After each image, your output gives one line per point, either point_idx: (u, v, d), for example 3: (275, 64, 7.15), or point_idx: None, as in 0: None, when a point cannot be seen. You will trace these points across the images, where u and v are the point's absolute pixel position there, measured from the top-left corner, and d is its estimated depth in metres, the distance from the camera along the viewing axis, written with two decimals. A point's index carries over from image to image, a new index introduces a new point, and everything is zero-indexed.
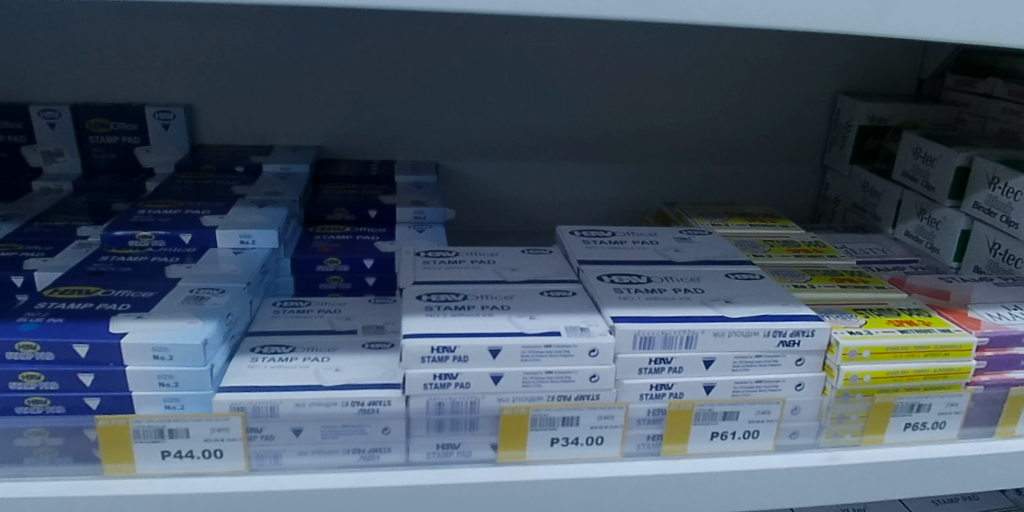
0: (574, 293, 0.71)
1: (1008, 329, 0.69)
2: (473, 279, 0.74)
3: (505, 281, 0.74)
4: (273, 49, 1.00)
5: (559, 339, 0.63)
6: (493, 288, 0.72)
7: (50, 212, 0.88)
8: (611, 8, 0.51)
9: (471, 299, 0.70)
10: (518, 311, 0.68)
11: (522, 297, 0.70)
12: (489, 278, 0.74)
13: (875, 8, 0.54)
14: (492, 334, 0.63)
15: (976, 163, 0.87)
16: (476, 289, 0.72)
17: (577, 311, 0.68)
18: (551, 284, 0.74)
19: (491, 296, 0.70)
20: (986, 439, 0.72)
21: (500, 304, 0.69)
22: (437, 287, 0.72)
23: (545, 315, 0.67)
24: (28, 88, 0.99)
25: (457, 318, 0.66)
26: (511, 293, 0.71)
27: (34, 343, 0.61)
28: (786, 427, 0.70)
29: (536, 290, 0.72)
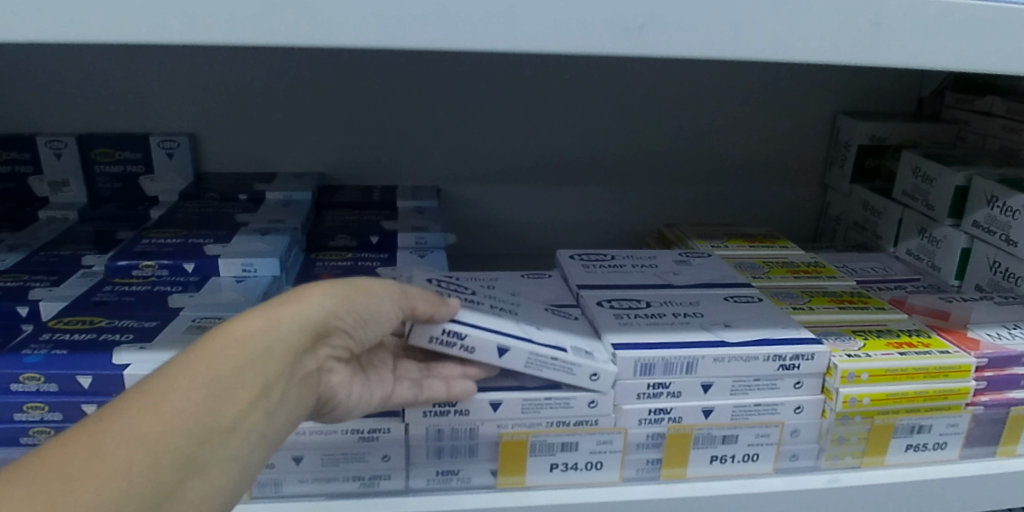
0: (578, 319, 0.71)
1: (1008, 349, 0.69)
2: (481, 291, 0.73)
3: (513, 297, 0.73)
4: (276, 78, 1.02)
5: (567, 354, 0.63)
6: (500, 299, 0.72)
7: (55, 242, 0.89)
8: (606, 41, 0.52)
9: (482, 306, 0.69)
10: (527, 323, 0.67)
11: (531, 312, 0.70)
12: (496, 293, 0.73)
13: (867, 38, 0.55)
14: (503, 332, 0.63)
15: (975, 183, 0.87)
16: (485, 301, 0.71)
17: (585, 336, 0.67)
18: (555, 308, 0.73)
19: (501, 305, 0.70)
20: (988, 458, 0.72)
21: (511, 315, 0.68)
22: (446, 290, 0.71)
23: (552, 332, 0.66)
24: (35, 120, 1.01)
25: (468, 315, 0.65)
26: (519, 307, 0.70)
27: (38, 374, 0.62)
28: (785, 450, 0.70)
29: (544, 309, 0.71)
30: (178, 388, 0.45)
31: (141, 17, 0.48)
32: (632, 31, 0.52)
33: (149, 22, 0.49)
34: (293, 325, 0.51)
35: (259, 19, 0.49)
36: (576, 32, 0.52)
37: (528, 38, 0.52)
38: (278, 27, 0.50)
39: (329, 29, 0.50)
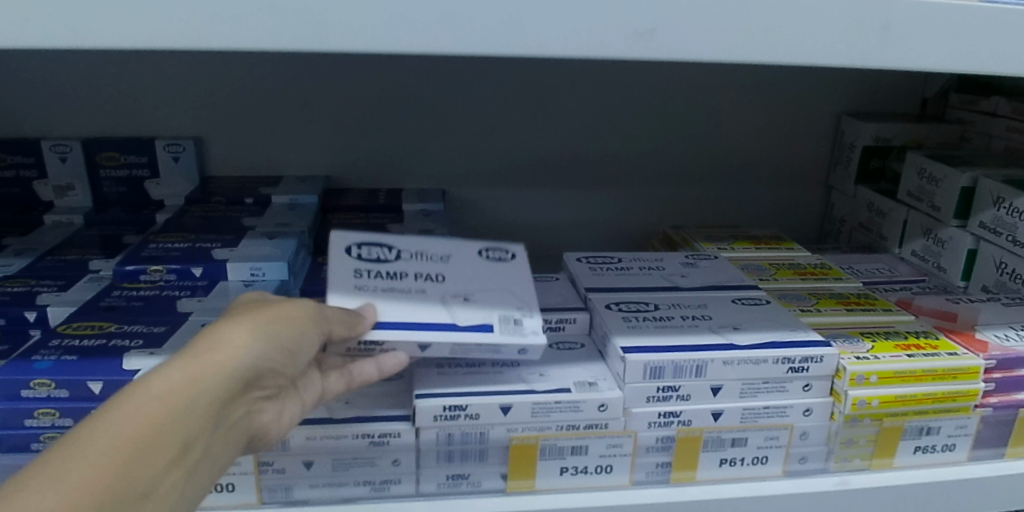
0: (506, 278, 0.69)
1: (1016, 351, 0.69)
2: (406, 252, 0.69)
3: (443, 260, 0.70)
4: (282, 82, 1.02)
5: (490, 335, 0.63)
6: (426, 266, 0.68)
7: (62, 246, 0.89)
8: (615, 46, 0.52)
9: (405, 283, 0.66)
10: (452, 301, 0.66)
11: (458, 283, 0.67)
12: (424, 254, 0.69)
13: (875, 41, 0.55)
14: (424, 326, 0.62)
15: (981, 184, 0.87)
16: (410, 269, 0.68)
17: (510, 303, 0.67)
18: (485, 263, 0.71)
19: (427, 278, 0.67)
20: (997, 460, 0.72)
21: (433, 292, 0.66)
22: (372, 265, 0.68)
23: (476, 308, 0.65)
24: (40, 124, 1.01)
25: (382, 305, 0.64)
26: (446, 278, 0.68)
27: (49, 380, 0.62)
28: (795, 452, 0.70)
29: (473, 275, 0.69)
30: (89, 451, 0.44)
31: (153, 24, 0.49)
32: (642, 35, 0.52)
33: (161, 29, 0.49)
34: (218, 369, 0.51)
35: (271, 26, 0.50)
36: (586, 37, 0.52)
37: (538, 43, 0.52)
38: (289, 33, 0.50)
39: (341, 35, 0.50)
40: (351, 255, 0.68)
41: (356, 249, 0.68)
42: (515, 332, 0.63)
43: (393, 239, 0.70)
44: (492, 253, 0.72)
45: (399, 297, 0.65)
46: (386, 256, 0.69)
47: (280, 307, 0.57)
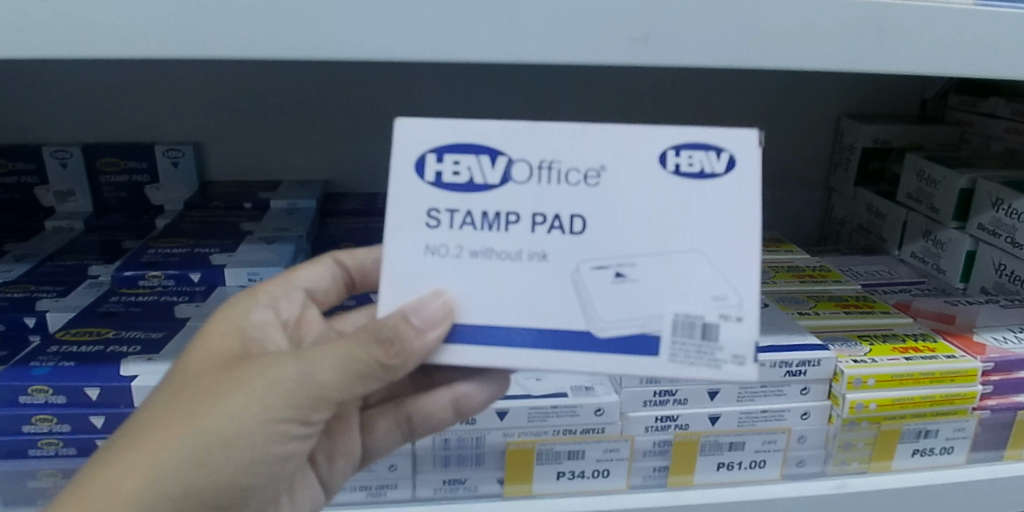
0: (698, 226, 0.47)
1: (1014, 353, 0.69)
2: (522, 163, 0.48)
3: (592, 184, 0.48)
4: (281, 87, 1.02)
5: (665, 341, 0.47)
6: (554, 202, 0.48)
7: (62, 252, 0.89)
8: (609, 51, 0.52)
9: (521, 230, 0.48)
10: (597, 279, 0.47)
11: (609, 244, 0.47)
12: (564, 170, 0.48)
13: (871, 45, 0.55)
14: (558, 336, 0.48)
15: (980, 186, 0.87)
16: (525, 199, 0.48)
17: (701, 298, 0.47)
18: (671, 182, 0.48)
19: (558, 224, 0.48)
20: (996, 462, 0.72)
21: (563, 257, 0.47)
22: (464, 194, 0.48)
23: (633, 299, 0.47)
24: (41, 129, 1.01)
25: (489, 278, 0.48)
26: (589, 224, 0.47)
27: (47, 386, 0.62)
28: (792, 456, 0.70)
29: (637, 226, 0.47)
30: None
31: (149, 33, 0.49)
32: (638, 41, 0.52)
33: (157, 37, 0.49)
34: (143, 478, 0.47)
35: (266, 34, 0.50)
36: (582, 43, 0.52)
37: (534, 49, 0.52)
38: (285, 40, 0.50)
39: (336, 43, 0.50)
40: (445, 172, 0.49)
41: (442, 166, 0.49)
42: (697, 357, 0.48)
43: (506, 141, 0.48)
44: (691, 161, 0.48)
45: (504, 263, 0.48)
46: (486, 176, 0.48)
47: (232, 385, 0.49)
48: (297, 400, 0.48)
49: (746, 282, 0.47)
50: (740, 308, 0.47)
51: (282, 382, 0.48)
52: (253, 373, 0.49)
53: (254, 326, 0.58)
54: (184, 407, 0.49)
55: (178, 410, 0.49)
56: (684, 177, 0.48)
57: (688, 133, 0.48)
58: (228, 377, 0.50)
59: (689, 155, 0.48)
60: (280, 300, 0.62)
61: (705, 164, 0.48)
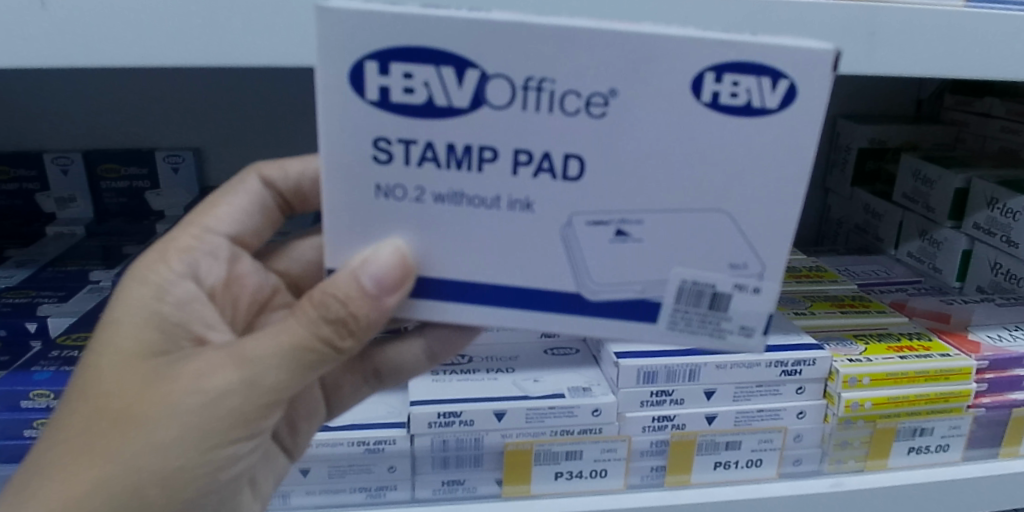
0: (721, 171, 0.42)
1: (1008, 351, 0.70)
2: (500, 80, 0.41)
3: (594, 115, 0.41)
4: (279, 92, 1.03)
5: (666, 309, 0.46)
6: (541, 139, 0.42)
7: (63, 258, 0.90)
8: None
9: (498, 170, 0.42)
10: (596, 233, 0.44)
11: (607, 197, 0.43)
12: (556, 93, 0.41)
13: (862, 47, 0.56)
14: (544, 297, 0.46)
15: (975, 185, 0.87)
16: (507, 132, 0.41)
17: (718, 266, 0.45)
18: (697, 110, 0.41)
19: (546, 164, 0.42)
20: (991, 460, 0.73)
21: (552, 207, 0.43)
22: (422, 118, 0.41)
23: (633, 257, 0.45)
24: (41, 136, 1.02)
25: (464, 230, 0.44)
26: (586, 167, 0.42)
27: (49, 390, 0.63)
28: (788, 454, 0.70)
29: (643, 176, 0.42)
30: None
31: (150, 41, 0.49)
32: None
33: (158, 46, 0.50)
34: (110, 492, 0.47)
35: (265, 41, 0.51)
36: None
37: None
38: (283, 47, 0.51)
39: None
40: (406, 92, 0.41)
41: (390, 80, 0.41)
42: (699, 326, 0.47)
43: (479, 52, 0.40)
44: (735, 90, 0.41)
45: (477, 210, 0.43)
46: (451, 98, 0.41)
47: (168, 407, 0.47)
48: (252, 408, 0.47)
49: (767, 240, 0.44)
50: (756, 279, 0.45)
51: (227, 392, 0.46)
52: (190, 391, 0.47)
53: (175, 303, 0.52)
54: (120, 437, 0.47)
55: (116, 440, 0.47)
56: (727, 108, 0.41)
57: (736, 52, 0.40)
58: (159, 394, 0.47)
59: (737, 82, 0.41)
60: (203, 259, 0.56)
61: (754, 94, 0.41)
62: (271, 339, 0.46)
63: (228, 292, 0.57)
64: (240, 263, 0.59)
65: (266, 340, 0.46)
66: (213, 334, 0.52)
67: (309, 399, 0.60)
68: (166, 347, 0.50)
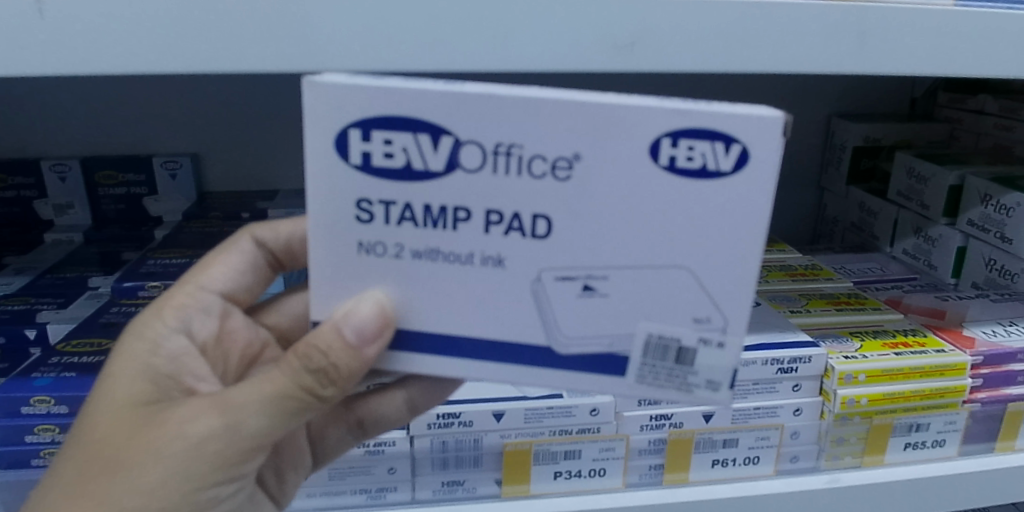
0: (684, 228, 0.43)
1: (1003, 347, 0.70)
2: (472, 146, 0.41)
3: (560, 178, 0.42)
4: (275, 96, 1.03)
5: (634, 363, 0.46)
6: (510, 201, 0.42)
7: (61, 264, 0.90)
8: (593, 60, 0.53)
9: (471, 228, 0.43)
10: (559, 289, 0.44)
11: (575, 255, 0.43)
12: (524, 158, 0.42)
13: (852, 46, 0.56)
14: (517, 351, 0.46)
15: (968, 182, 0.88)
16: (475, 192, 0.42)
17: (682, 320, 0.45)
18: (660, 176, 0.42)
19: (516, 224, 0.43)
20: (987, 454, 0.73)
21: (522, 265, 0.44)
22: (399, 181, 0.43)
23: (601, 311, 0.45)
24: (39, 144, 1.02)
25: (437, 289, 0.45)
26: (553, 226, 0.43)
27: (49, 396, 0.63)
28: (785, 451, 0.71)
29: (608, 233, 0.43)
30: None
31: (147, 48, 0.50)
32: (623, 48, 0.53)
33: (155, 52, 0.50)
34: None
35: (260, 47, 0.51)
36: (568, 50, 0.53)
37: (521, 56, 0.53)
38: (278, 54, 0.51)
39: (329, 54, 0.52)
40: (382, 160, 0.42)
41: (371, 145, 0.42)
42: (665, 380, 0.46)
43: (452, 121, 0.41)
44: (689, 154, 0.42)
45: (450, 266, 0.44)
46: (426, 161, 0.42)
47: (154, 451, 0.47)
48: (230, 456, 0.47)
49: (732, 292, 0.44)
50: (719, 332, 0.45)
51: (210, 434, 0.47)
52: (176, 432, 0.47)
53: (167, 358, 0.53)
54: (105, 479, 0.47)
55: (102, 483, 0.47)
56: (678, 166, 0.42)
57: (691, 120, 0.41)
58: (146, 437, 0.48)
59: (691, 146, 0.41)
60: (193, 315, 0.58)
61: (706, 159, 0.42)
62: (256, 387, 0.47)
63: (218, 348, 0.59)
64: (230, 319, 0.60)
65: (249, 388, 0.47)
66: (203, 386, 0.54)
67: (296, 446, 0.60)
68: (157, 397, 0.51)
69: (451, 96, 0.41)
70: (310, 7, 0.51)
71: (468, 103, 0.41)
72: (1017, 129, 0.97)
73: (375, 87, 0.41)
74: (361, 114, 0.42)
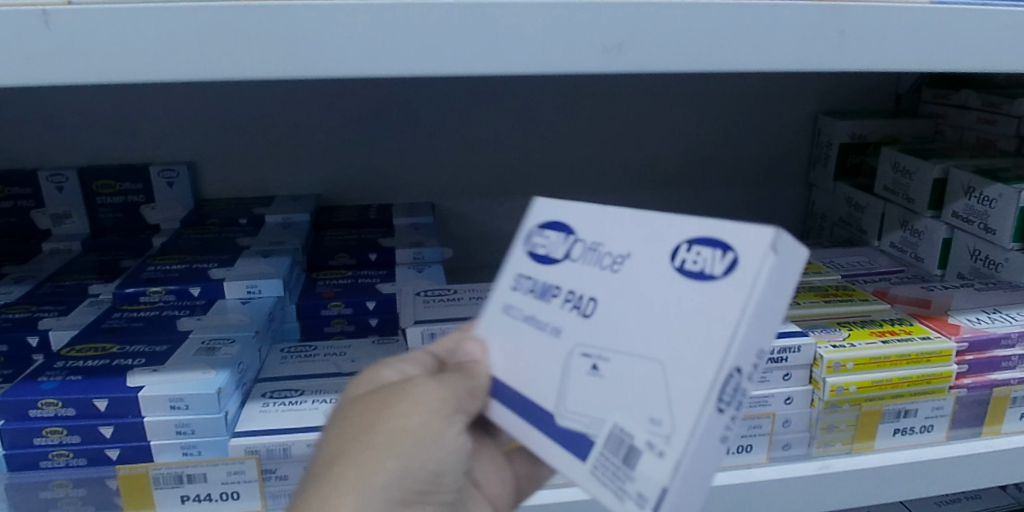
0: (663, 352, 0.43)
1: (986, 333, 0.72)
2: (578, 242, 0.50)
3: (611, 269, 0.47)
4: (270, 103, 1.05)
5: (594, 449, 0.45)
6: (585, 285, 0.48)
7: (60, 273, 0.92)
8: (584, 62, 0.55)
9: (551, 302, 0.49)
10: (556, 307, 0.49)
11: (602, 333, 0.46)
12: (599, 252, 0.48)
13: (833, 43, 0.58)
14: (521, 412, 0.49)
15: (952, 175, 0.90)
16: (568, 275, 0.49)
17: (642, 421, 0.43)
18: (676, 280, 0.44)
19: (592, 254, 0.49)
20: (975, 438, 0.75)
21: (567, 337, 0.47)
22: (537, 263, 0.52)
23: (596, 393, 0.45)
24: (37, 155, 1.04)
25: (517, 335, 0.51)
26: (596, 307, 0.47)
27: (56, 399, 0.64)
28: (777, 439, 0.72)
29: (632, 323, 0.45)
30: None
31: (147, 56, 0.51)
32: (612, 50, 0.55)
33: (158, 60, 0.52)
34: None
35: (258, 53, 0.52)
36: (559, 52, 0.55)
37: (514, 59, 0.55)
38: (275, 60, 0.53)
39: (329, 59, 0.53)
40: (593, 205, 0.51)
41: (542, 236, 0.52)
42: (610, 479, 0.44)
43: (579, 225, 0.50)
44: (698, 258, 0.44)
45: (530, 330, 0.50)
46: (558, 250, 0.51)
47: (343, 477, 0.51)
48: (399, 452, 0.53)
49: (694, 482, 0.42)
50: (666, 442, 0.42)
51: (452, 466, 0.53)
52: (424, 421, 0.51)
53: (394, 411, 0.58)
54: (329, 457, 0.51)
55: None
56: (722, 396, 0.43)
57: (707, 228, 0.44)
58: (391, 388, 0.54)
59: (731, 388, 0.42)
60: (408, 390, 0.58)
61: (626, 489, 0.43)
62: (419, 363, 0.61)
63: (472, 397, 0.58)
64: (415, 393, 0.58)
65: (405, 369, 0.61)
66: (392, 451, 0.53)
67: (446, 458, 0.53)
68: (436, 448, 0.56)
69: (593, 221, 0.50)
70: (310, 13, 0.52)
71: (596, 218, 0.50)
72: (999, 123, 0.99)
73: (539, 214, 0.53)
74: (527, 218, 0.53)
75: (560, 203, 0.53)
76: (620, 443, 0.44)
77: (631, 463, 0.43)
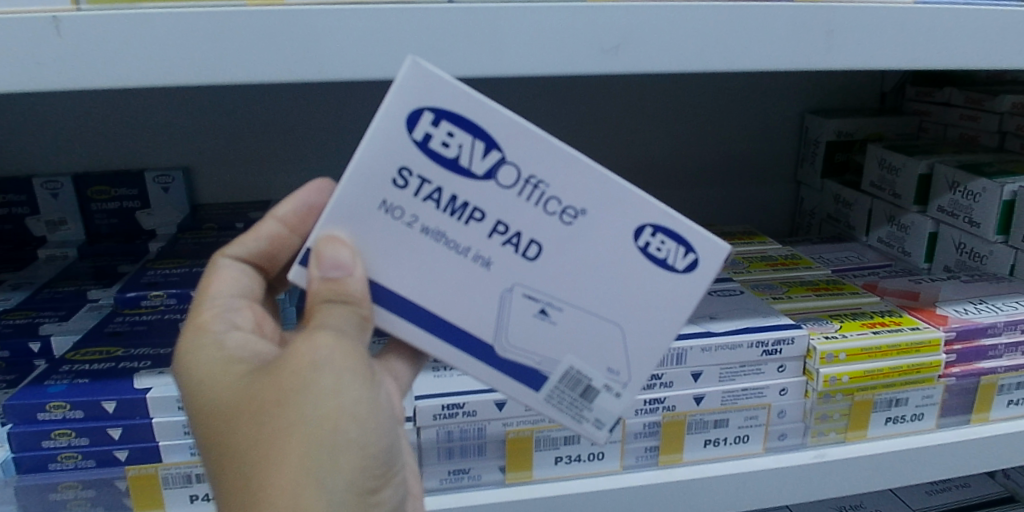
0: (618, 312, 0.53)
1: (973, 323, 0.74)
2: (511, 167, 0.51)
3: (564, 220, 0.52)
4: (266, 107, 1.05)
5: (550, 383, 0.56)
6: (517, 220, 0.52)
7: (57, 279, 0.92)
8: (582, 62, 0.57)
9: (479, 228, 0.52)
10: (489, 239, 0.52)
11: (551, 286, 0.53)
12: (545, 194, 0.51)
13: (822, 40, 0.60)
14: (458, 342, 0.55)
15: (937, 170, 0.92)
16: (494, 203, 0.51)
17: (598, 366, 0.55)
18: (640, 260, 0.52)
19: (529, 189, 0.51)
20: (963, 426, 0.77)
21: (505, 273, 0.53)
22: (442, 168, 0.51)
23: (548, 335, 0.54)
24: (32, 162, 1.04)
25: (416, 245, 0.53)
26: (541, 252, 0.52)
27: (64, 402, 0.64)
28: (773, 430, 0.74)
29: (588, 280, 0.53)
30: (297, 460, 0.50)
31: (156, 64, 0.52)
32: (609, 51, 0.57)
33: (166, 65, 0.52)
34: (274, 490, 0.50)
35: (264, 57, 0.53)
36: (558, 54, 0.56)
37: (514, 60, 0.56)
38: (281, 63, 0.54)
39: (335, 62, 0.54)
40: (525, 121, 0.50)
41: (435, 131, 0.50)
42: (567, 406, 0.56)
43: (505, 142, 0.50)
44: (662, 246, 0.52)
45: (447, 250, 0.52)
46: (472, 164, 0.51)
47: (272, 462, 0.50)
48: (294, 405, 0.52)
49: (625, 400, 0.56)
50: (622, 386, 0.55)
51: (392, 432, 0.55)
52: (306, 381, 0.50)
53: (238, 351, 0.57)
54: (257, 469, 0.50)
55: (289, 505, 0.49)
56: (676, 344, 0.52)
57: (673, 223, 0.52)
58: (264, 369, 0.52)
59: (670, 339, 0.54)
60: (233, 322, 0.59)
61: (584, 414, 0.56)
62: (231, 265, 0.63)
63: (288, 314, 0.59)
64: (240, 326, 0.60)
65: (223, 275, 0.62)
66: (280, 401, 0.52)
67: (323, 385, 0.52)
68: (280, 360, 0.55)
69: (535, 141, 0.50)
70: (316, 18, 0.53)
71: (536, 143, 0.50)
72: (982, 119, 1.01)
73: (457, 89, 0.49)
74: (441, 105, 0.50)
75: (467, 95, 0.49)
76: (578, 382, 0.56)
77: (589, 396, 0.56)
